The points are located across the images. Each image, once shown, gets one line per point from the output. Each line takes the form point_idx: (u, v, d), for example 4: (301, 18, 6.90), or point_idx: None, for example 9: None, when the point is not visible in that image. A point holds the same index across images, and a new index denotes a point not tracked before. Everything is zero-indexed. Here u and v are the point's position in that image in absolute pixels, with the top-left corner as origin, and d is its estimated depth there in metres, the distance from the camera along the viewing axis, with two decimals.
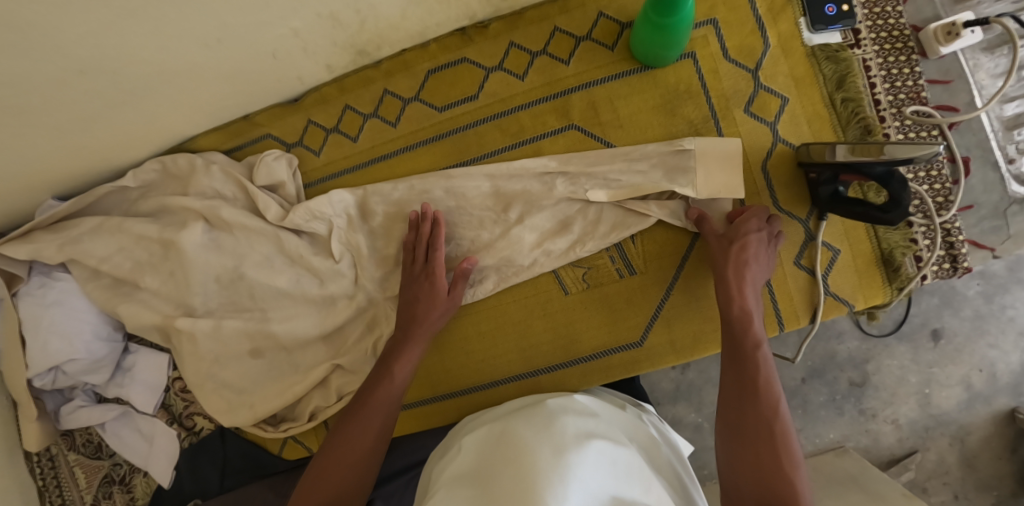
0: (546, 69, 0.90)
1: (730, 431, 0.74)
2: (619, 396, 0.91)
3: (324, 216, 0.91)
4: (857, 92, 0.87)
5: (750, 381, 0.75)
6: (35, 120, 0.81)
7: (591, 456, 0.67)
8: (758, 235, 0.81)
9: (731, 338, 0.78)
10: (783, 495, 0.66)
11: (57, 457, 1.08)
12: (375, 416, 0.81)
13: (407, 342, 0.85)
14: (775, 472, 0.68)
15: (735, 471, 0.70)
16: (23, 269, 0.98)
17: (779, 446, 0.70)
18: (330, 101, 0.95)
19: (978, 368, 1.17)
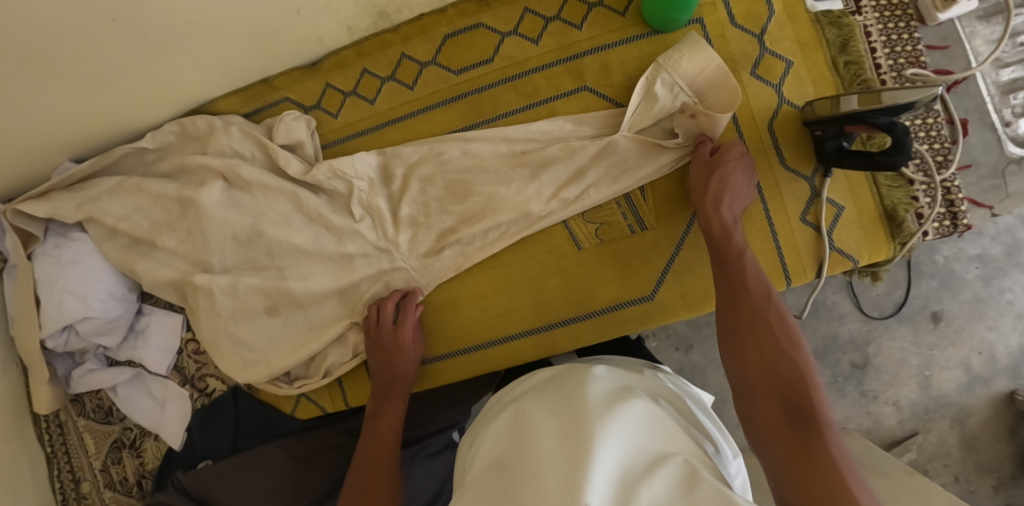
0: (559, 34, 0.93)
1: (730, 326, 0.76)
2: (634, 360, 0.89)
3: (344, 175, 0.93)
4: (859, 55, 0.91)
5: (738, 285, 0.78)
6: (62, 72, 0.83)
7: (619, 420, 0.66)
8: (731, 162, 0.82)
9: (719, 252, 0.81)
10: (790, 376, 0.70)
11: (66, 423, 1.08)
12: (380, 450, 0.84)
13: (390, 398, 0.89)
14: (778, 357, 0.72)
15: (741, 368, 0.73)
16: (40, 229, 1.00)
17: (779, 337, 0.73)
18: (348, 65, 0.98)
19: (977, 351, 1.19)
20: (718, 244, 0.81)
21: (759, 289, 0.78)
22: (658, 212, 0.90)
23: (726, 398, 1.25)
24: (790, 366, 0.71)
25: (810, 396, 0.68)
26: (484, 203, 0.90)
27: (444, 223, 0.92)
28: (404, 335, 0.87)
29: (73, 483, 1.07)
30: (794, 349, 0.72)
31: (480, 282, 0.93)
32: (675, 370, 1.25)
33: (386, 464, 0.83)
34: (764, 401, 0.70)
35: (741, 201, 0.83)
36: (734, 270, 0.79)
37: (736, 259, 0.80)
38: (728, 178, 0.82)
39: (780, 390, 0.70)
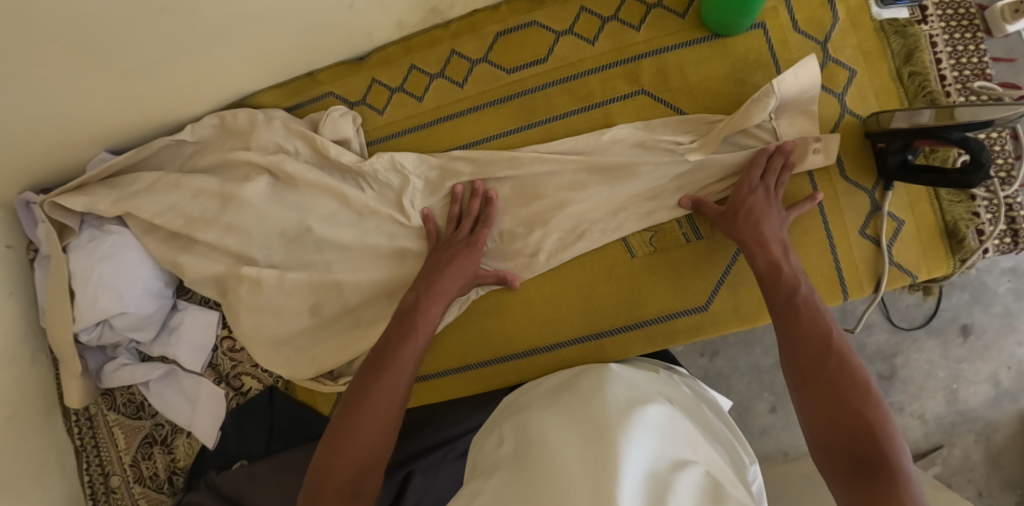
0: (615, 35, 0.91)
1: (794, 380, 0.73)
2: (652, 361, 0.90)
3: (403, 170, 0.91)
4: (924, 66, 0.88)
5: (798, 330, 0.75)
6: (107, 61, 0.80)
7: (636, 425, 0.66)
8: (764, 193, 0.82)
9: (773, 296, 0.79)
10: (858, 428, 0.65)
11: (96, 417, 1.07)
12: (391, 381, 0.75)
13: (435, 285, 0.83)
14: (843, 407, 0.67)
15: (807, 416, 0.70)
16: (76, 221, 0.98)
17: (843, 386, 0.69)
18: (395, 61, 0.95)
19: (1006, 366, 1.17)
20: (769, 288, 0.79)
21: (814, 340, 0.74)
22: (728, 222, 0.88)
23: (751, 406, 1.23)
24: (856, 415, 0.67)
25: (881, 444, 0.64)
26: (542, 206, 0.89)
27: (504, 225, 0.90)
28: (475, 252, 0.85)
29: (102, 477, 1.06)
30: (865, 396, 0.68)
31: (529, 288, 0.91)
32: (700, 375, 1.23)
33: (397, 401, 0.75)
34: (831, 453, 0.66)
35: (779, 226, 0.82)
36: (792, 312, 0.77)
37: (789, 303, 0.77)
38: (761, 207, 0.81)
39: (848, 442, 0.65)
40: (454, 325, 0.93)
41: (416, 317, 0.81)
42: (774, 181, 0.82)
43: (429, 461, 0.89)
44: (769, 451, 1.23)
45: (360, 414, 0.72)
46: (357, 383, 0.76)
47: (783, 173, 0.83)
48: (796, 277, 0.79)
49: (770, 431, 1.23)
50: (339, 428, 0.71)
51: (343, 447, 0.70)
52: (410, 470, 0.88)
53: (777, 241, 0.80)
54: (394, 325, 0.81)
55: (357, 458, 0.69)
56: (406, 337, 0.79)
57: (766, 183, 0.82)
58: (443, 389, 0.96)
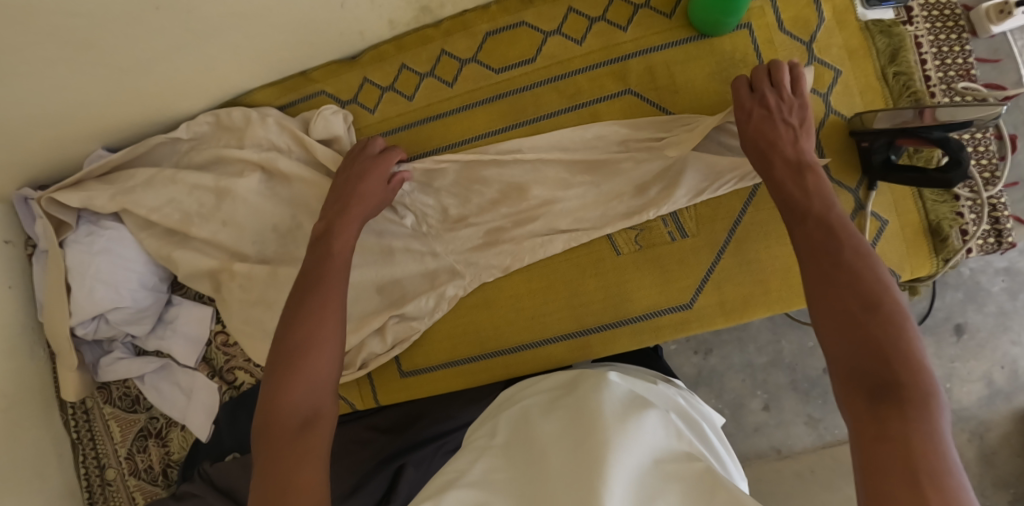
0: (604, 35, 0.92)
1: (807, 297, 0.63)
2: (646, 372, 0.91)
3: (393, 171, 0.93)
4: (908, 66, 0.89)
5: (819, 235, 0.66)
6: (102, 58, 0.82)
7: (633, 416, 0.67)
8: (764, 112, 0.77)
9: (790, 213, 0.70)
10: (879, 336, 0.56)
11: (92, 410, 1.09)
12: (322, 321, 0.71)
13: (343, 215, 0.81)
14: (862, 310, 0.58)
15: (823, 337, 0.60)
16: (72, 217, 0.99)
17: (861, 288, 0.59)
18: (387, 59, 0.96)
19: (999, 365, 1.17)
20: (783, 211, 0.71)
21: (824, 250, 0.64)
22: (716, 219, 0.89)
23: (745, 404, 1.24)
24: (867, 333, 0.56)
25: (899, 372, 0.53)
26: (531, 205, 0.90)
27: (493, 222, 0.91)
28: (382, 165, 0.86)
29: (98, 469, 1.08)
30: (879, 307, 0.57)
31: (517, 283, 0.92)
32: (693, 373, 1.24)
33: (331, 338, 0.70)
34: (847, 353, 0.57)
35: (806, 146, 0.75)
36: (808, 221, 0.68)
37: (802, 222, 0.68)
38: (767, 126, 0.76)
39: (871, 358, 0.55)
40: (443, 320, 0.94)
41: (328, 244, 0.79)
42: (785, 83, 0.77)
43: (421, 454, 0.92)
44: (762, 449, 1.23)
45: (293, 362, 0.67)
46: (283, 344, 0.69)
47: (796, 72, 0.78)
48: (811, 194, 0.70)
49: (763, 429, 1.24)
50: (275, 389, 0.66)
51: (273, 411, 0.65)
52: (402, 463, 0.92)
53: (786, 158, 0.74)
54: (309, 259, 0.79)
55: (298, 395, 0.66)
56: (319, 282, 0.74)
57: (778, 90, 0.77)
58: (431, 384, 0.96)
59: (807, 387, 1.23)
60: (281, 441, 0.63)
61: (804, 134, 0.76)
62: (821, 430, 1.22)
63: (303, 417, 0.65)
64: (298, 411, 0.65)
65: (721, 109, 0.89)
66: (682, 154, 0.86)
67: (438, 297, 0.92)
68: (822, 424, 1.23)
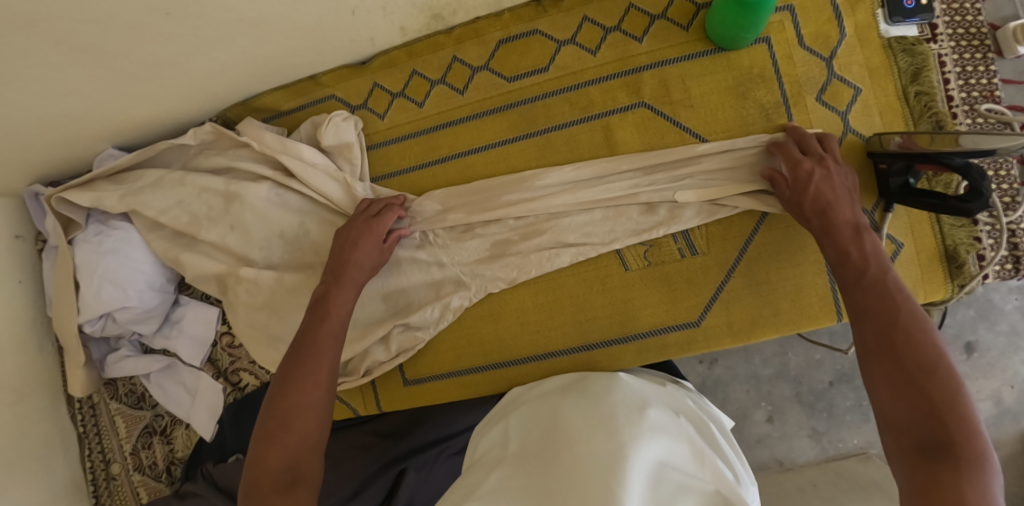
0: (618, 45, 0.90)
1: (862, 351, 0.69)
2: (658, 374, 0.90)
3: None
4: (930, 86, 0.87)
5: (871, 309, 0.70)
6: (112, 63, 0.82)
7: (642, 436, 0.67)
8: (823, 173, 0.78)
9: (840, 278, 0.74)
10: (938, 402, 0.62)
11: (99, 405, 1.10)
12: (311, 389, 0.75)
13: (340, 278, 0.83)
14: (924, 375, 0.64)
15: (879, 400, 0.66)
16: (82, 216, 1.00)
17: (925, 352, 0.65)
18: (398, 65, 0.95)
19: (1009, 384, 1.15)
20: (838, 271, 0.74)
21: (882, 314, 0.69)
22: (728, 239, 0.87)
23: (748, 415, 1.23)
24: (927, 399, 0.62)
25: (952, 432, 0.60)
26: (538, 219, 0.90)
27: (500, 235, 0.91)
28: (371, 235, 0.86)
29: (103, 464, 1.09)
30: (934, 374, 0.64)
31: (523, 297, 0.91)
32: (697, 383, 1.23)
33: (319, 406, 0.75)
34: (906, 427, 0.63)
35: (853, 208, 0.77)
36: (856, 293, 0.72)
37: (858, 282, 0.72)
38: (828, 188, 0.77)
39: (932, 421, 0.61)
40: (447, 331, 0.94)
41: (324, 307, 0.82)
42: (821, 149, 0.81)
43: (422, 458, 0.94)
44: (764, 461, 1.23)
45: (284, 425, 0.72)
46: (274, 409, 0.74)
47: (826, 140, 0.81)
48: (865, 258, 0.73)
49: (766, 441, 1.22)
50: (264, 448, 0.71)
51: (259, 478, 0.69)
52: (404, 466, 0.93)
53: (845, 223, 0.75)
54: (307, 322, 0.81)
55: (288, 445, 0.71)
56: (313, 348, 0.78)
57: (813, 153, 0.80)
58: (434, 393, 0.96)
59: (813, 400, 1.22)
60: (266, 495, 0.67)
61: (851, 196, 0.77)
62: (824, 443, 1.21)
63: (289, 475, 0.70)
64: (284, 470, 0.70)
65: (736, 125, 0.88)
66: (690, 200, 0.86)
67: (443, 308, 0.92)
68: (826, 437, 1.21)
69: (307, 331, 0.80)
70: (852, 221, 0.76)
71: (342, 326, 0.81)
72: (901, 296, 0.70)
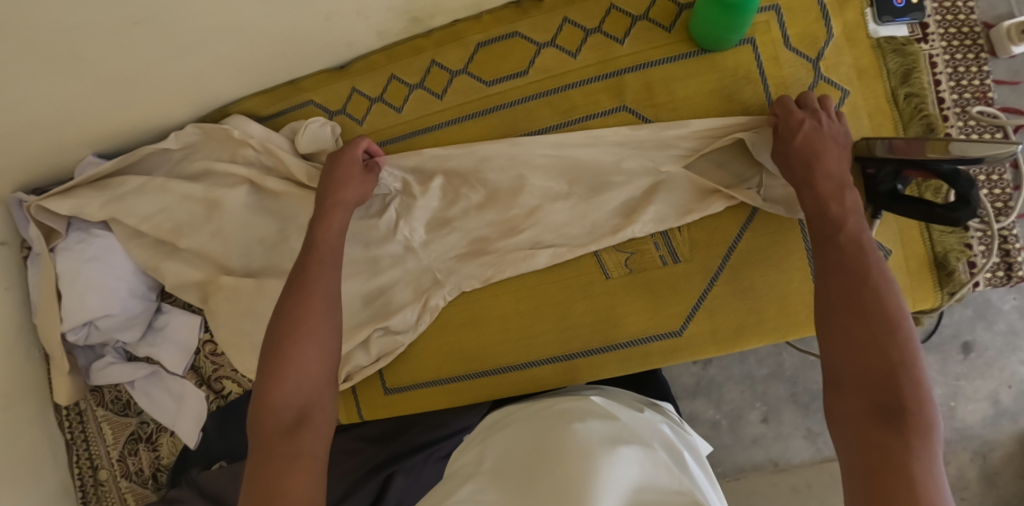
0: (600, 48, 0.88)
1: (825, 307, 0.69)
2: (633, 399, 0.88)
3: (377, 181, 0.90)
4: (921, 87, 0.85)
5: (843, 265, 0.69)
6: (85, 72, 0.81)
7: (616, 454, 0.66)
8: (815, 125, 0.76)
9: (816, 231, 0.73)
10: (894, 365, 0.62)
11: (85, 412, 1.09)
12: (312, 326, 0.74)
13: (326, 211, 0.81)
14: (884, 337, 0.63)
15: (835, 356, 0.65)
16: (63, 225, 0.98)
17: (888, 314, 0.64)
18: (377, 69, 0.94)
19: (1007, 385, 1.13)
20: (814, 223, 0.73)
21: (854, 271, 0.68)
22: (713, 245, 0.86)
23: (743, 416, 1.22)
24: (886, 361, 0.62)
25: (906, 398, 0.60)
26: (519, 219, 0.88)
27: (479, 232, 0.89)
28: (355, 170, 0.84)
29: (91, 470, 1.09)
30: (896, 337, 0.63)
31: (505, 305, 0.90)
32: (692, 384, 1.22)
33: (313, 354, 0.73)
34: (858, 387, 0.62)
35: (841, 163, 0.75)
36: (830, 247, 0.71)
37: (834, 237, 0.71)
38: (817, 139, 0.75)
39: (884, 384, 0.61)
40: (428, 338, 0.93)
41: (313, 250, 0.79)
42: (818, 106, 0.78)
43: (410, 463, 0.94)
44: (759, 461, 1.21)
45: (277, 370, 0.71)
46: (271, 347, 0.73)
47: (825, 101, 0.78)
48: (844, 215, 0.71)
49: (761, 441, 1.21)
50: (264, 388, 0.70)
51: (261, 419, 0.69)
52: (391, 471, 0.93)
53: (830, 176, 0.74)
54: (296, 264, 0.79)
55: (286, 393, 0.70)
56: (304, 289, 0.76)
57: (808, 108, 0.78)
58: (416, 401, 0.96)
59: (808, 400, 1.20)
60: (275, 444, 0.67)
61: (841, 152, 0.75)
62: (820, 444, 1.20)
63: (292, 418, 0.69)
64: (285, 414, 0.69)
65: None
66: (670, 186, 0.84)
67: (422, 308, 0.91)
68: (821, 438, 1.20)
69: (300, 273, 0.78)
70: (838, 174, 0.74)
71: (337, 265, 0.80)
72: (872, 255, 0.69)
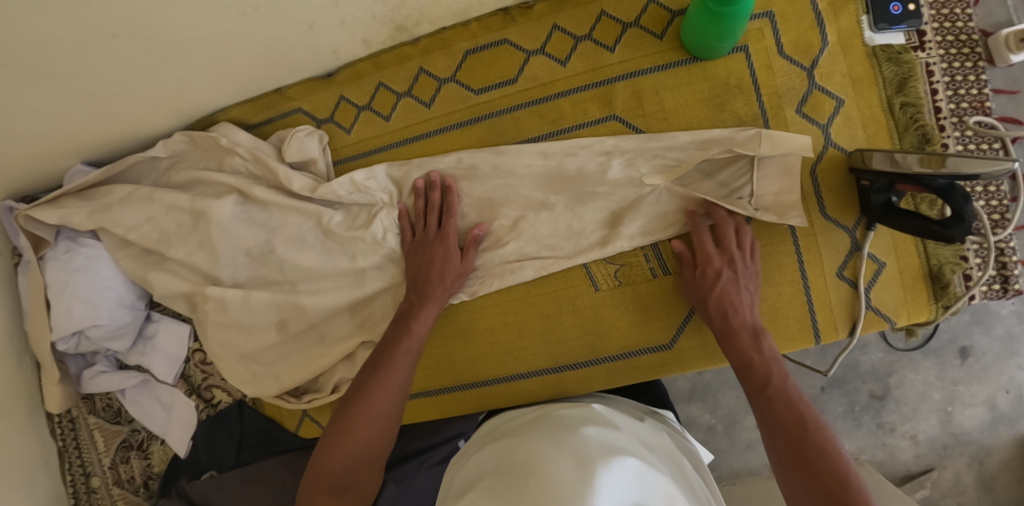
0: (589, 55, 0.87)
1: (780, 469, 0.71)
2: (635, 407, 0.88)
3: (366, 190, 0.89)
4: (917, 97, 0.83)
5: (752, 369, 0.77)
6: (65, 83, 0.80)
7: (616, 462, 0.66)
8: (730, 274, 0.80)
9: (731, 342, 0.79)
10: (816, 449, 0.69)
11: (77, 419, 1.10)
12: (381, 400, 0.79)
13: (422, 296, 0.84)
14: (800, 425, 0.71)
15: (769, 437, 0.73)
16: (51, 234, 0.98)
17: (798, 406, 0.73)
18: (364, 77, 0.93)
19: (1005, 390, 1.11)
20: (743, 378, 0.77)
21: (793, 424, 0.71)
22: None
23: (738, 421, 1.21)
24: (809, 447, 0.69)
25: (835, 475, 0.66)
26: (506, 228, 0.87)
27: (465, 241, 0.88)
28: (450, 246, 0.85)
29: (84, 477, 1.09)
30: (811, 426, 0.71)
31: (493, 317, 0.90)
32: (687, 388, 1.21)
33: (383, 412, 0.79)
34: (790, 467, 0.69)
35: (752, 308, 0.80)
36: (741, 351, 0.78)
37: (733, 348, 0.78)
38: (732, 290, 0.79)
39: (808, 466, 0.68)
40: None
41: (405, 323, 0.83)
42: (735, 245, 0.80)
43: (402, 471, 0.92)
44: (755, 466, 1.21)
45: (347, 426, 0.78)
46: (343, 407, 0.80)
47: (742, 233, 0.81)
48: (768, 362, 0.76)
49: (756, 446, 1.20)
50: (323, 450, 0.77)
51: (315, 473, 0.77)
52: (382, 480, 0.91)
53: (744, 326, 0.79)
54: (388, 332, 0.84)
55: (348, 451, 0.77)
56: (385, 363, 0.81)
57: (726, 250, 0.80)
58: (406, 411, 0.96)
59: None
60: (320, 496, 0.75)
61: (751, 300, 0.80)
62: None
63: (341, 481, 0.76)
64: (337, 474, 0.76)
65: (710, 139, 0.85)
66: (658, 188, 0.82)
67: None
68: None
69: (385, 345, 0.83)
70: (751, 322, 0.79)
71: (418, 345, 0.82)
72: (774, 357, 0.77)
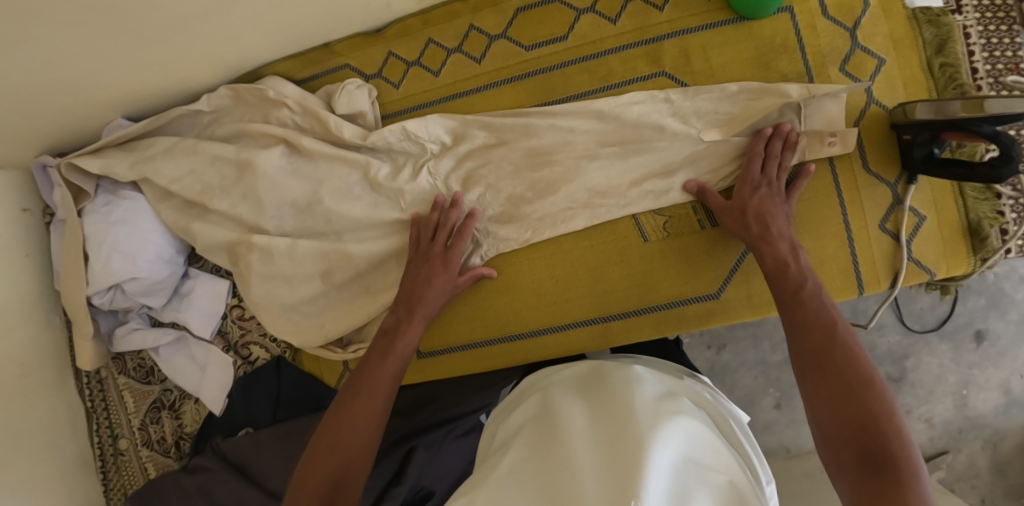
0: (638, 14, 0.89)
1: (803, 369, 0.72)
2: (671, 366, 0.87)
3: (418, 139, 0.90)
4: (955, 57, 0.86)
5: (786, 273, 0.77)
6: (123, 24, 0.79)
7: (667, 422, 0.63)
8: (767, 190, 0.81)
9: (765, 250, 0.79)
10: (839, 353, 0.70)
11: (106, 380, 1.08)
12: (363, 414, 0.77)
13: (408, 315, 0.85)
14: (829, 330, 0.72)
15: (796, 343, 0.73)
16: (92, 186, 0.99)
17: (825, 312, 0.74)
18: (413, 34, 0.94)
19: (1018, 374, 1.13)
20: (776, 282, 0.78)
21: (820, 326, 0.73)
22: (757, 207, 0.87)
23: (756, 401, 1.22)
24: (835, 353, 0.70)
25: (858, 376, 0.68)
26: (553, 186, 0.88)
27: (515, 189, 0.89)
28: (448, 266, 0.86)
29: (111, 439, 1.07)
30: (836, 330, 0.72)
31: (540, 269, 0.90)
32: (705, 369, 1.22)
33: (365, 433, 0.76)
34: (816, 371, 0.70)
35: (787, 221, 0.81)
36: (774, 259, 0.78)
37: (776, 259, 0.78)
38: (770, 204, 0.80)
39: (835, 366, 0.69)
40: (461, 304, 0.93)
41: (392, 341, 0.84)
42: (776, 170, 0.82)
43: (430, 437, 0.94)
44: (772, 447, 1.22)
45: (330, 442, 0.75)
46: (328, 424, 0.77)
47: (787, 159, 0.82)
48: (802, 272, 0.77)
49: (773, 427, 1.22)
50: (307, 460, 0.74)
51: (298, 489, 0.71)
52: (412, 445, 0.93)
53: (780, 234, 0.79)
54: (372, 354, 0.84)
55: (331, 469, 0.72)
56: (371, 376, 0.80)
57: (769, 173, 0.81)
58: (447, 367, 0.96)
59: None
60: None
61: (787, 215, 0.81)
62: None
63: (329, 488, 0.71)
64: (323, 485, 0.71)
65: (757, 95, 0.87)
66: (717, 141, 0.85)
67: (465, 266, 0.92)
68: None
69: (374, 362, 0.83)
70: (785, 233, 0.79)
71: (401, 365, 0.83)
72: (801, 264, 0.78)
